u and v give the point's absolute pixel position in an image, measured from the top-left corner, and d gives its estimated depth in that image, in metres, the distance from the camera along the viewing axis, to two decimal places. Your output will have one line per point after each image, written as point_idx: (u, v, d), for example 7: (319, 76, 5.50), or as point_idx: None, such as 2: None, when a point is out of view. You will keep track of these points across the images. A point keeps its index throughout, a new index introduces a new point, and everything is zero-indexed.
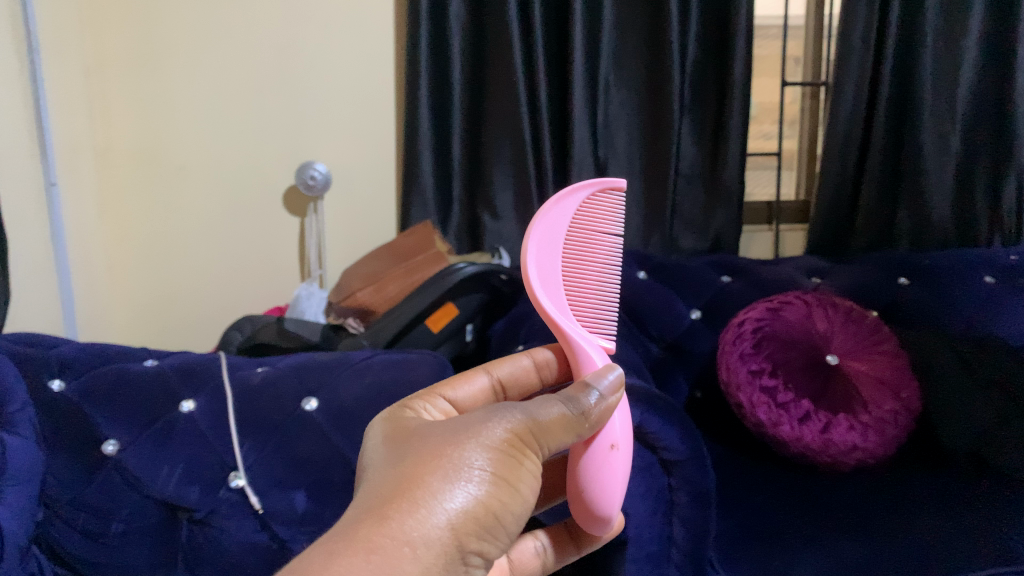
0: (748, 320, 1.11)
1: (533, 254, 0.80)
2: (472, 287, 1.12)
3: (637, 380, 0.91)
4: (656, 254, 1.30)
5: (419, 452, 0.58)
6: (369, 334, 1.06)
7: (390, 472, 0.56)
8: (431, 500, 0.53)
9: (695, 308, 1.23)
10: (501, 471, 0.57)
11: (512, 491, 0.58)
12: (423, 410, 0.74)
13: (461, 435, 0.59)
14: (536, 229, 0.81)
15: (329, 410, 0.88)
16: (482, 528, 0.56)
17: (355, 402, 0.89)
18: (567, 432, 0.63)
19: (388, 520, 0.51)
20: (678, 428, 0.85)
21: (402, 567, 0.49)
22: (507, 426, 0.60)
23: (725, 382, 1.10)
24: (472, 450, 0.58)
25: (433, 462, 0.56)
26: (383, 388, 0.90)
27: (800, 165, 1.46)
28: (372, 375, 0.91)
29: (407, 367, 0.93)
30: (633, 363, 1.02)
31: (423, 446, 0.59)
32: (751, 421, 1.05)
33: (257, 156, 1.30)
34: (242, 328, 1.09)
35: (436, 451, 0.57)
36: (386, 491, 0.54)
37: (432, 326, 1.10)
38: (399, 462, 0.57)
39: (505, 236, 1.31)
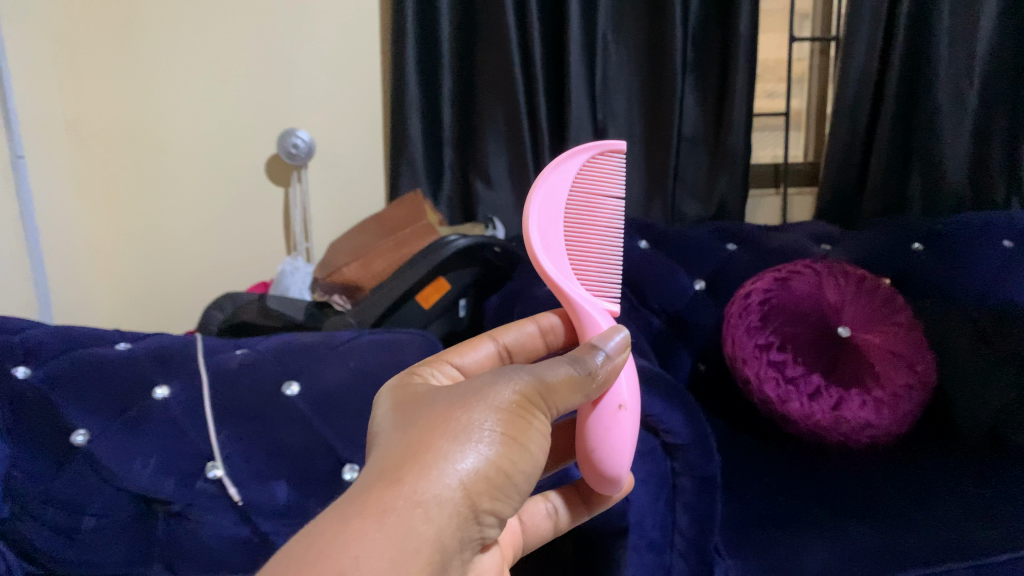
0: (754, 291, 1.05)
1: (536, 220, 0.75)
2: (464, 261, 1.07)
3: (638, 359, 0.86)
4: (657, 223, 1.24)
5: (429, 416, 0.57)
6: (356, 312, 1.01)
7: (401, 436, 0.56)
8: (442, 462, 0.53)
9: (700, 279, 1.17)
10: (511, 431, 0.56)
11: (522, 451, 0.57)
12: (432, 375, 0.76)
13: (468, 397, 0.58)
14: (537, 194, 0.76)
15: (313, 397, 0.82)
16: (495, 487, 0.55)
17: (340, 389, 0.83)
18: (574, 391, 0.62)
19: (400, 483, 0.51)
20: (685, 410, 0.81)
21: (416, 529, 0.49)
22: (515, 387, 0.59)
23: (729, 356, 1.03)
24: (481, 412, 0.57)
25: (442, 425, 0.55)
26: (369, 374, 0.85)
27: (809, 125, 1.39)
28: (359, 361, 0.86)
29: (396, 351, 0.88)
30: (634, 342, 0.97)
31: (433, 409, 0.58)
32: (757, 398, 1.00)
33: (238, 123, 1.24)
34: (223, 307, 1.04)
35: (446, 413, 0.57)
36: (396, 456, 0.53)
37: (425, 303, 1.05)
38: (409, 427, 0.56)
39: (499, 206, 1.26)
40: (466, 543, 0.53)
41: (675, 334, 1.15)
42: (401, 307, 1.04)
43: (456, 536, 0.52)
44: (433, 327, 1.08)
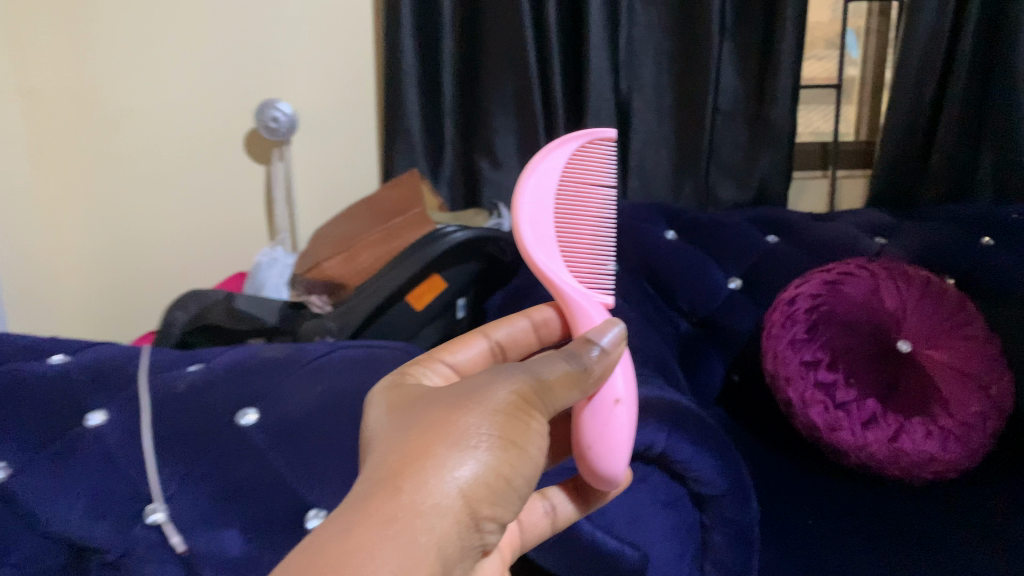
0: (799, 297, 0.90)
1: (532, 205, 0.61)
2: (462, 257, 0.93)
3: (660, 389, 0.71)
4: (688, 210, 1.10)
5: (425, 420, 0.51)
6: (334, 316, 0.88)
7: (397, 442, 0.49)
8: (442, 468, 0.47)
9: (735, 278, 1.03)
10: (511, 434, 0.50)
11: (523, 456, 0.51)
12: (423, 376, 0.61)
13: (464, 397, 0.52)
14: (533, 172, 0.62)
15: (273, 429, 0.69)
16: (499, 492, 0.49)
17: (302, 417, 0.71)
18: (573, 390, 0.56)
19: (402, 493, 0.45)
20: (718, 453, 0.66)
21: (418, 541, 0.44)
22: (514, 385, 0.53)
23: (769, 373, 0.89)
24: (480, 412, 0.51)
25: (439, 427, 0.49)
26: (337, 400, 0.73)
27: (863, 98, 1.22)
28: (330, 385, 0.74)
29: (369, 372, 0.77)
30: (657, 356, 0.82)
31: (428, 413, 0.51)
32: (800, 424, 0.86)
33: (213, 92, 1.10)
34: (187, 307, 0.91)
35: (443, 415, 0.51)
36: (392, 462, 0.47)
37: (416, 305, 0.92)
38: (403, 433, 0.50)
39: (506, 189, 1.12)
40: (468, 553, 0.48)
41: (706, 333, 1.03)
42: (387, 309, 0.90)
43: (459, 545, 0.46)
44: (427, 330, 0.95)
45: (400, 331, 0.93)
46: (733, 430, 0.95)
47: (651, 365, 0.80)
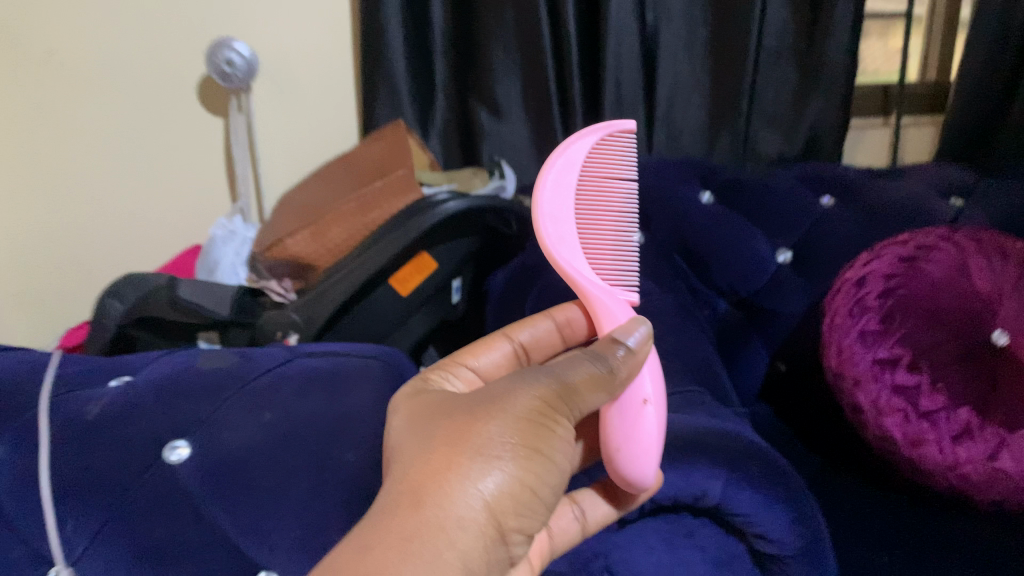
0: (870, 277, 0.73)
1: (555, 208, 0.50)
2: (455, 230, 0.76)
3: (712, 416, 0.54)
4: (725, 167, 0.93)
5: (444, 425, 0.42)
6: (298, 305, 0.72)
7: (413, 452, 0.41)
8: (463, 481, 0.38)
9: (785, 249, 0.86)
10: (539, 445, 0.41)
11: (557, 469, 0.42)
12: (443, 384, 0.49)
13: (492, 396, 0.43)
14: (554, 163, 0.51)
15: (205, 472, 0.52)
16: (531, 509, 0.40)
17: (242, 454, 0.53)
18: (603, 394, 0.45)
19: (423, 510, 0.36)
20: (789, 504, 0.50)
21: (443, 560, 0.35)
22: (547, 381, 0.44)
23: (831, 370, 0.72)
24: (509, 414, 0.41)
25: (462, 431, 0.40)
26: (289, 431, 0.55)
27: (932, 30, 1.02)
28: (284, 412, 0.56)
29: (335, 393, 0.58)
30: (701, 358, 0.66)
31: (450, 416, 0.42)
32: (870, 434, 0.70)
33: (156, 30, 0.92)
34: (124, 294, 0.74)
35: (465, 419, 0.41)
36: (411, 473, 0.39)
37: (400, 291, 0.76)
38: (419, 443, 0.41)
39: (508, 142, 0.96)
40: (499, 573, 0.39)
41: (749, 316, 0.86)
42: (363, 296, 0.74)
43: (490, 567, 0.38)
44: (415, 318, 0.79)
45: (380, 323, 0.76)
46: (784, 437, 0.80)
47: (694, 373, 0.64)
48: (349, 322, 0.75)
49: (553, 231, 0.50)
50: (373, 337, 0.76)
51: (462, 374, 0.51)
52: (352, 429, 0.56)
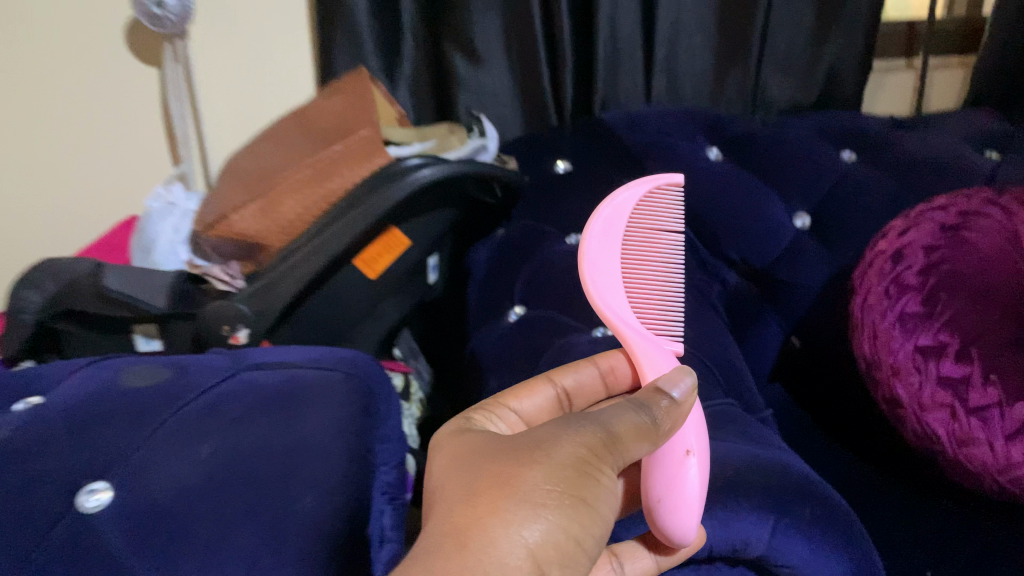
0: (907, 249, 0.64)
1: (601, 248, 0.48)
2: (431, 202, 0.66)
3: (745, 441, 0.45)
4: (735, 119, 0.82)
5: (485, 466, 0.36)
6: (247, 295, 0.61)
7: (449, 494, 0.35)
8: (508, 526, 0.32)
9: (802, 213, 0.76)
10: (586, 494, 0.35)
11: (607, 522, 0.36)
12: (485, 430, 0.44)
13: (534, 442, 0.37)
14: (599, 217, 0.49)
15: (124, 521, 0.41)
16: (576, 563, 0.34)
17: (169, 500, 0.42)
18: (648, 444, 0.40)
19: (467, 553, 0.31)
20: (845, 548, 0.41)
21: None
22: (594, 427, 0.38)
23: (864, 359, 0.65)
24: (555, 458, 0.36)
25: (506, 473, 0.35)
26: (231, 468, 0.43)
27: None
28: (227, 445, 0.45)
29: (293, 411, 0.47)
30: (719, 354, 0.57)
31: (490, 457, 0.37)
32: (908, 429, 0.62)
33: None
34: (42, 283, 0.62)
35: (509, 460, 0.36)
36: (448, 521, 0.33)
37: (369, 273, 0.66)
38: (455, 484, 0.36)
39: (489, 92, 0.85)
40: None
41: (761, 289, 0.77)
42: (326, 280, 0.64)
43: None
44: (387, 301, 0.69)
45: (347, 309, 0.66)
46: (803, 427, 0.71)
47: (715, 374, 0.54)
48: (309, 311, 0.64)
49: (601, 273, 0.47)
50: (338, 327, 0.66)
51: (506, 415, 0.45)
52: (315, 455, 0.45)
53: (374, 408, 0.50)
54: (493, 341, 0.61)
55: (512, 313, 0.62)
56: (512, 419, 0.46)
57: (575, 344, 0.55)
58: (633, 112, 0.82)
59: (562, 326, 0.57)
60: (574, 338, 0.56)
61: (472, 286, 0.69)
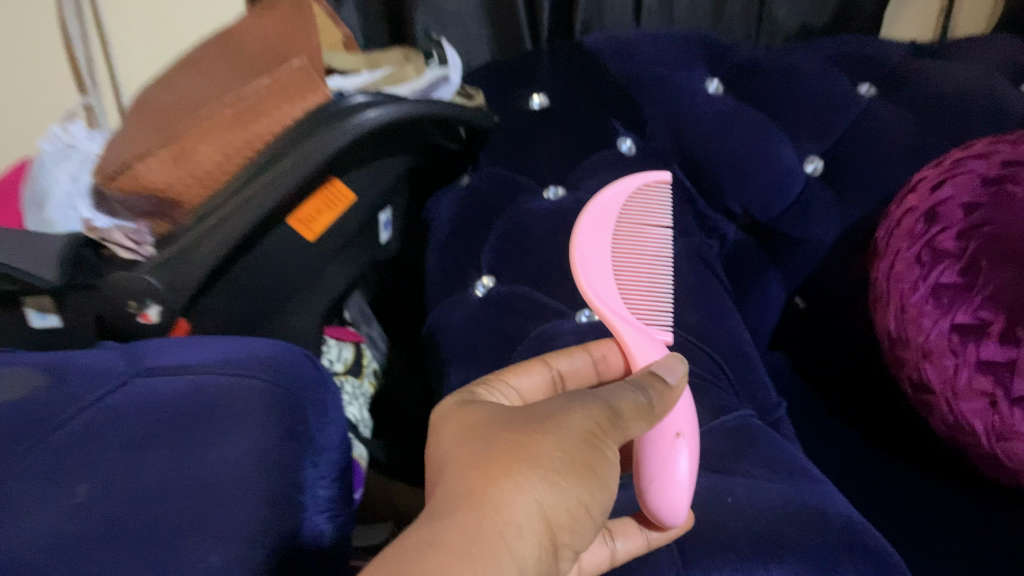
0: (946, 208, 0.54)
1: (603, 220, 0.44)
2: (378, 150, 0.55)
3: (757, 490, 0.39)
4: (738, 45, 0.71)
5: (492, 427, 0.33)
6: (157, 265, 0.50)
7: (455, 460, 0.32)
8: (522, 488, 0.29)
9: (813, 157, 0.65)
10: (596, 463, 0.31)
11: (613, 494, 0.33)
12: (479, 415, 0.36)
13: (544, 409, 0.33)
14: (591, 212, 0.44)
15: None
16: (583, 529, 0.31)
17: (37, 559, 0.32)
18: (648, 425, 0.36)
19: (481, 516, 0.28)
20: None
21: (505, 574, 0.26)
22: (602, 398, 0.35)
23: (888, 335, 0.56)
24: (568, 424, 0.32)
25: (514, 437, 0.31)
26: (123, 510, 0.34)
27: None
28: (126, 473, 0.36)
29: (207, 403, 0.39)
30: (726, 344, 0.48)
31: (495, 420, 0.33)
32: (939, 420, 0.53)
33: None
34: None
35: (517, 422, 0.32)
36: (458, 482, 0.29)
37: (309, 237, 0.55)
38: (459, 448, 0.32)
39: (451, 11, 0.73)
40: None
41: (763, 245, 0.67)
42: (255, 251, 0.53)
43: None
44: (333, 265, 0.59)
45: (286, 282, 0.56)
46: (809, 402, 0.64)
47: (721, 376, 0.46)
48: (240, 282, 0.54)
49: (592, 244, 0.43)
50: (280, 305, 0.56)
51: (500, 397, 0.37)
52: (247, 450, 0.37)
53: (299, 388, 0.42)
54: (455, 321, 0.51)
55: (479, 286, 0.52)
56: (506, 399, 0.37)
57: (557, 333, 0.47)
58: (621, 36, 0.70)
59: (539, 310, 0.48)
60: (554, 325, 0.47)
61: (431, 248, 0.59)
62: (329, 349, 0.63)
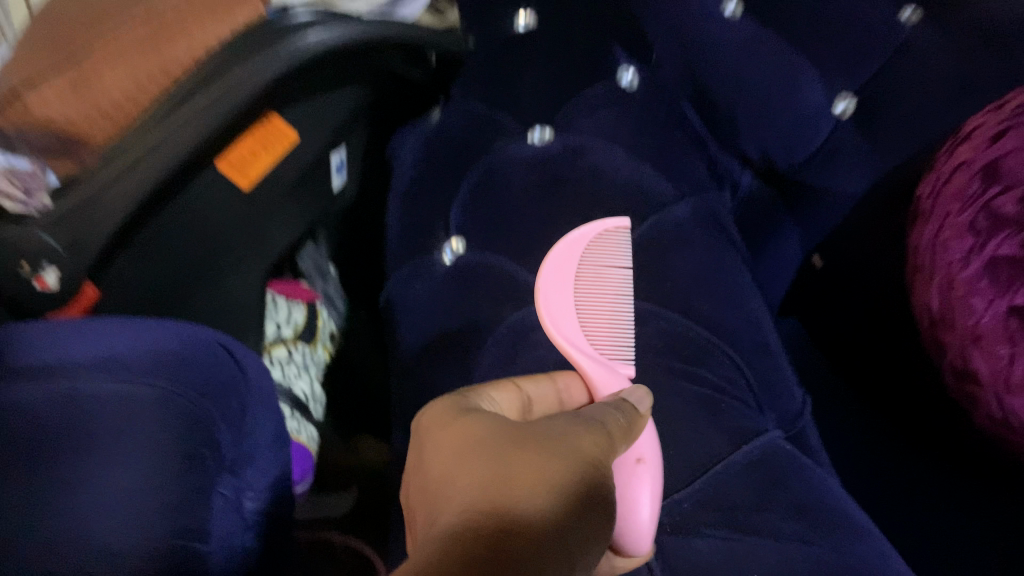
0: (1010, 163, 0.41)
1: (564, 259, 0.39)
2: (320, 81, 0.45)
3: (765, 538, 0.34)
4: None
5: (491, 439, 0.28)
6: (51, 219, 0.40)
7: (452, 471, 0.27)
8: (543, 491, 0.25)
9: (843, 96, 0.52)
10: (597, 470, 0.28)
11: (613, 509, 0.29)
12: (456, 422, 0.29)
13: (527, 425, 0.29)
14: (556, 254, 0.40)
15: None
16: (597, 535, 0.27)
17: None
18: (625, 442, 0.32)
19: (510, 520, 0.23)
20: None
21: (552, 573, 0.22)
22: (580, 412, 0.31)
23: (929, 315, 0.46)
24: (560, 434, 0.28)
25: (513, 443, 0.27)
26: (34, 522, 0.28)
27: None
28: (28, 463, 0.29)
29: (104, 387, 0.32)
30: (744, 336, 0.40)
31: (496, 428, 0.28)
32: (986, 413, 0.44)
33: None
34: None
35: (525, 435, 0.28)
36: (469, 494, 0.25)
37: (239, 185, 0.45)
38: (457, 461, 0.27)
39: None
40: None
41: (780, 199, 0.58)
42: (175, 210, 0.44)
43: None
44: (276, 218, 0.50)
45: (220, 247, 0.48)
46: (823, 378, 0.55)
47: (741, 381, 0.39)
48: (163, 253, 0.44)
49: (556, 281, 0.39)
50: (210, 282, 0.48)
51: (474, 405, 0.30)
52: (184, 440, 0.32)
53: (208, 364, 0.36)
54: (419, 298, 0.43)
55: (447, 251, 0.43)
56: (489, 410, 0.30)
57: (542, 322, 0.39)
58: None
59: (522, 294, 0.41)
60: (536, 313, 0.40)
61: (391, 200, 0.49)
62: (276, 310, 0.54)
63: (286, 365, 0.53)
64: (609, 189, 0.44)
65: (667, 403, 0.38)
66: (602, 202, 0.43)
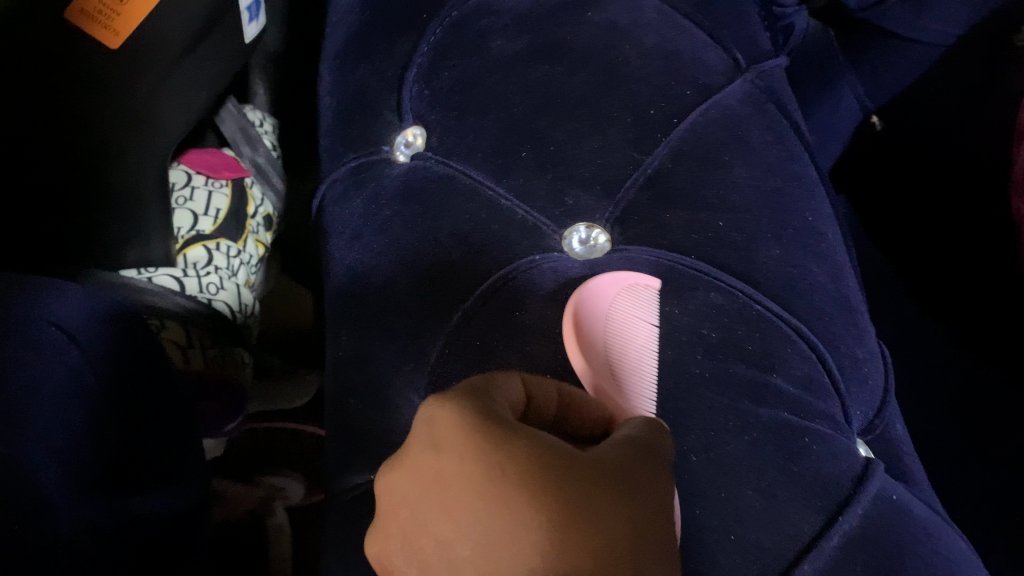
0: None
1: (600, 301, 0.25)
2: None
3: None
4: None
5: (590, 499, 0.17)
6: None
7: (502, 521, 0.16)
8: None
9: None
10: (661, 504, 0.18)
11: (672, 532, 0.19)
12: (460, 458, 0.17)
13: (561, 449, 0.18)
14: (592, 291, 0.25)
15: None
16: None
17: None
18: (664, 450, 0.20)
19: None
20: None
21: None
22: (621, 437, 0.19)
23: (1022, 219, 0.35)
24: (605, 453, 0.18)
25: (565, 476, 0.17)
26: None
27: None
28: None
29: None
30: (823, 295, 0.27)
31: (541, 449, 0.17)
32: None
33: None
34: None
35: (578, 461, 0.17)
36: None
37: (112, 44, 0.34)
38: (548, 538, 0.16)
39: None
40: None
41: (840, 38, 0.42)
42: None
43: None
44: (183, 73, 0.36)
45: (127, 143, 0.35)
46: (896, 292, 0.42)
47: (820, 378, 0.26)
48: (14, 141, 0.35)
49: (580, 319, 0.25)
50: (131, 202, 0.36)
51: (452, 424, 0.18)
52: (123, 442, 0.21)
53: (35, 332, 0.26)
54: (358, 221, 0.30)
55: (400, 146, 0.30)
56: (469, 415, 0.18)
57: (545, 274, 0.27)
58: None
59: (502, 234, 0.28)
60: (538, 267, 0.27)
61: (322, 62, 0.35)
62: (189, 196, 0.41)
63: (204, 273, 0.40)
64: (635, 59, 0.30)
65: (717, 429, 0.24)
66: (627, 79, 0.30)
